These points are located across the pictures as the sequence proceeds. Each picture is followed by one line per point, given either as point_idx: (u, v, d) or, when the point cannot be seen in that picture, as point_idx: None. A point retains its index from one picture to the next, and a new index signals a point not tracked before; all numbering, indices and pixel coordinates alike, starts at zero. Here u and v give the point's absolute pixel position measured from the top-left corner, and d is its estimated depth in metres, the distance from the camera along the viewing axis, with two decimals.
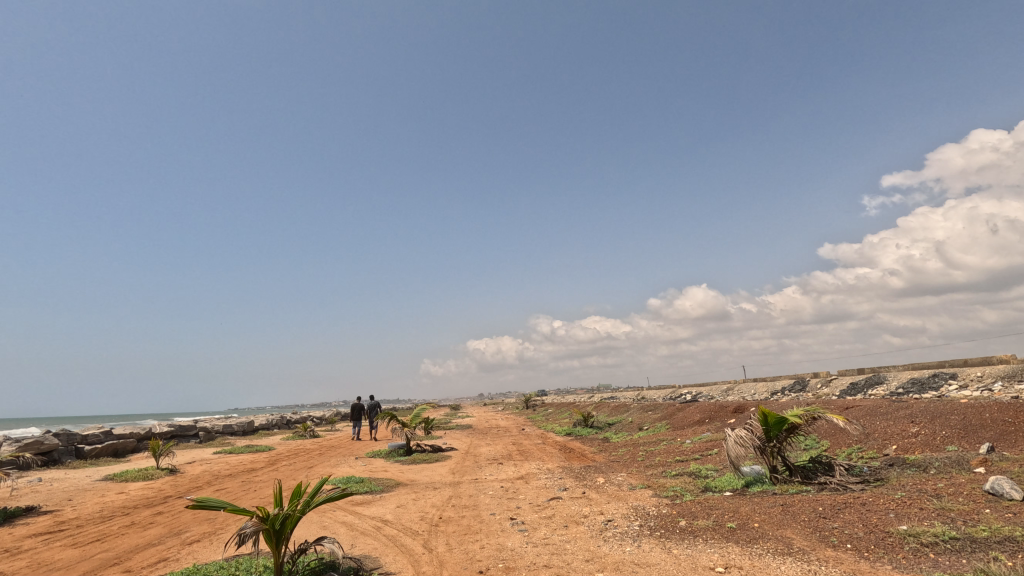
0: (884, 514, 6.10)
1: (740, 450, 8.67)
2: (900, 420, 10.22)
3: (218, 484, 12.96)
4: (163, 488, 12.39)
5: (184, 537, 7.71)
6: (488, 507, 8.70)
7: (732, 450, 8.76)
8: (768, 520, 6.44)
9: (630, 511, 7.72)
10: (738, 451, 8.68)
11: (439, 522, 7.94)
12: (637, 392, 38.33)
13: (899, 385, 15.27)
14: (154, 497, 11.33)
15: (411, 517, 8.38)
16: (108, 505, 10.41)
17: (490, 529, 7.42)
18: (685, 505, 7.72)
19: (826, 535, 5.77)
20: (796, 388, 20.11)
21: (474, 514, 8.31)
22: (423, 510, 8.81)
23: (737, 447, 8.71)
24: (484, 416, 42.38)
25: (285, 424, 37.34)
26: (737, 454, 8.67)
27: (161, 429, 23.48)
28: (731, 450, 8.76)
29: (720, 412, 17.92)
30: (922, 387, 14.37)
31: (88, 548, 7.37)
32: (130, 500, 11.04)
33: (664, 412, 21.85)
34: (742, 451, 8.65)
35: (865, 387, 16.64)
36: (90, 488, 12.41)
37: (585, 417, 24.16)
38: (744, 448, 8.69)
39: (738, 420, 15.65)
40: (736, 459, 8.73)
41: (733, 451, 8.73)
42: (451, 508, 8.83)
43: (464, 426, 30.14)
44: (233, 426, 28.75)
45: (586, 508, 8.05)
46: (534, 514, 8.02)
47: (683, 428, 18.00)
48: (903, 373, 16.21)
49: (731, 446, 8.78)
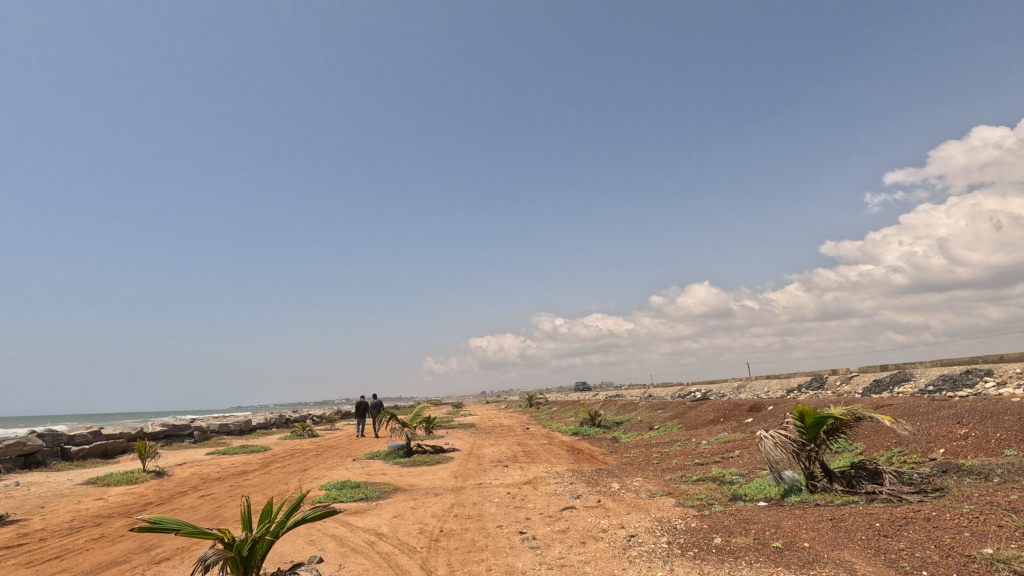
0: (958, 533, 5.26)
1: (778, 452, 7.80)
2: (945, 420, 9.34)
3: (204, 488, 12.17)
4: (144, 493, 11.60)
5: (152, 554, 6.86)
6: (495, 518, 7.85)
7: (770, 453, 7.85)
8: (819, 540, 5.58)
9: (655, 525, 6.85)
10: (777, 454, 7.79)
11: (440, 536, 7.09)
12: (643, 390, 37.31)
13: (929, 382, 14.39)
14: (133, 504, 10.52)
15: (408, 530, 7.53)
16: (80, 514, 9.59)
17: (497, 546, 6.58)
18: (716, 518, 6.86)
19: (894, 559, 4.90)
20: (814, 384, 19.25)
21: (478, 527, 7.47)
22: (422, 521, 7.95)
23: (776, 450, 7.82)
24: (487, 413, 41.61)
25: (283, 424, 36.65)
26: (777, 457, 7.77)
27: (154, 428, 22.72)
28: (769, 454, 7.84)
29: (736, 411, 17.06)
30: (955, 384, 13.48)
31: (43, 568, 6.54)
32: (107, 508, 10.23)
33: (675, 410, 20.95)
34: (783, 453, 7.75)
35: (890, 384, 15.76)
36: (67, 494, 11.62)
37: (592, 416, 23.28)
38: (780, 450, 7.84)
39: (757, 421, 14.78)
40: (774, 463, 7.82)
41: (771, 454, 7.82)
42: (453, 519, 7.99)
43: (466, 425, 29.14)
44: (230, 426, 28.04)
45: (604, 521, 7.18)
46: (546, 527, 7.18)
47: (697, 427, 17.16)
48: (932, 369, 15.31)
49: (768, 449, 7.89)
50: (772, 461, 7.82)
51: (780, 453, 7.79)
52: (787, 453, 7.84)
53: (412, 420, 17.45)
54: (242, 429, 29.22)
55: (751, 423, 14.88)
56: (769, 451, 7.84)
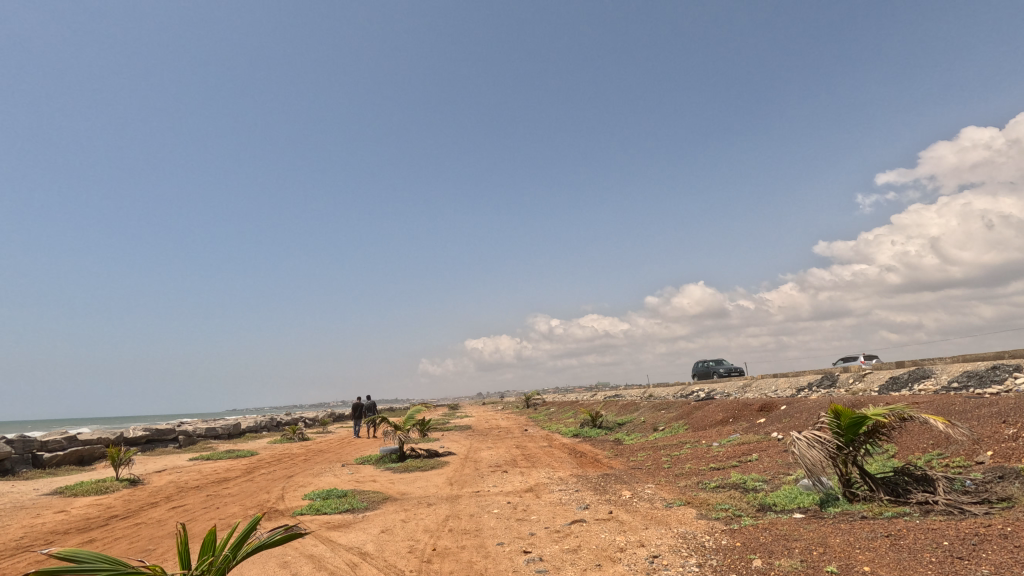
0: None
1: (814, 453, 6.91)
2: (989, 420, 8.48)
3: (179, 499, 11.22)
4: (111, 505, 10.61)
5: None
6: (495, 534, 6.98)
7: (804, 456, 6.97)
8: (881, 562, 4.70)
9: (680, 543, 5.95)
10: (812, 456, 6.90)
11: (432, 557, 6.18)
12: (643, 390, 36.50)
13: (952, 379, 13.61)
14: (96, 517, 9.55)
15: (396, 548, 6.64)
16: (33, 531, 8.62)
17: (498, 569, 5.69)
18: (749, 533, 6.00)
19: None
20: (825, 383, 18.46)
21: (476, 544, 6.61)
22: (412, 538, 7.06)
23: (810, 451, 6.93)
24: (485, 415, 40.68)
25: (275, 425, 35.81)
26: (811, 461, 6.89)
27: (135, 433, 21.64)
28: (803, 457, 6.93)
29: (746, 410, 16.26)
30: (981, 380, 12.70)
31: None
32: (66, 522, 9.25)
33: (680, 410, 20.11)
34: (816, 454, 6.87)
35: (909, 382, 14.93)
36: (26, 506, 10.62)
37: (593, 417, 22.41)
38: (816, 451, 6.94)
39: (771, 422, 13.95)
40: (812, 467, 6.90)
41: (806, 456, 6.92)
42: (448, 535, 7.11)
43: (462, 426, 28.33)
44: (218, 429, 27.06)
45: (620, 538, 6.30)
46: (554, 545, 6.29)
47: (705, 428, 16.31)
48: (954, 365, 14.50)
49: (801, 451, 7.01)
50: (806, 463, 6.93)
51: (815, 453, 6.88)
52: (824, 454, 6.96)
53: (405, 423, 16.55)
54: (230, 432, 28.22)
55: (763, 424, 14.02)
56: (802, 453, 6.95)
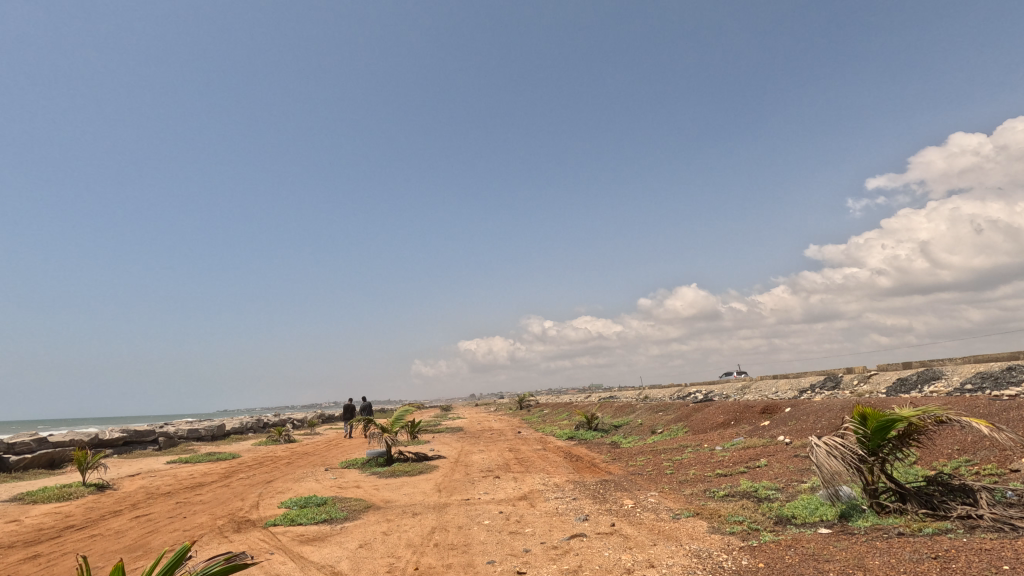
0: None
1: (834, 464, 6.22)
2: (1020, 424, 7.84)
3: (144, 507, 10.37)
4: (70, 514, 9.75)
5: None
6: (485, 550, 6.25)
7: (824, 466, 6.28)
8: None
9: (694, 563, 5.24)
10: (835, 466, 6.21)
11: None
12: (638, 391, 36.12)
13: (965, 381, 13.04)
14: (50, 528, 8.71)
15: (373, 567, 5.89)
16: None
17: None
18: (772, 552, 5.31)
19: None
20: (829, 385, 17.91)
21: (464, 563, 5.87)
22: (392, 555, 6.31)
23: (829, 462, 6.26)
24: (478, 416, 39.96)
25: (261, 428, 34.88)
26: (830, 472, 6.24)
27: (110, 435, 20.65)
28: (822, 466, 6.31)
29: (748, 412, 15.61)
30: (996, 381, 12.14)
31: None
32: (15, 533, 8.41)
33: (678, 413, 19.46)
34: (834, 463, 6.23)
35: (918, 383, 14.37)
36: None
37: (588, 419, 21.68)
38: (837, 461, 6.26)
39: (776, 425, 13.30)
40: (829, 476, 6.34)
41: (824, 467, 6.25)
42: (432, 551, 6.38)
43: (454, 428, 27.66)
44: (200, 432, 26.11)
45: (626, 557, 5.58)
46: (551, 565, 5.56)
47: (706, 431, 15.65)
48: (965, 366, 13.93)
49: (821, 460, 6.35)
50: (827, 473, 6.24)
51: (835, 464, 6.22)
52: (845, 464, 6.28)
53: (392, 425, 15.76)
54: (214, 434, 27.30)
55: (768, 427, 13.35)
56: (822, 463, 6.30)
